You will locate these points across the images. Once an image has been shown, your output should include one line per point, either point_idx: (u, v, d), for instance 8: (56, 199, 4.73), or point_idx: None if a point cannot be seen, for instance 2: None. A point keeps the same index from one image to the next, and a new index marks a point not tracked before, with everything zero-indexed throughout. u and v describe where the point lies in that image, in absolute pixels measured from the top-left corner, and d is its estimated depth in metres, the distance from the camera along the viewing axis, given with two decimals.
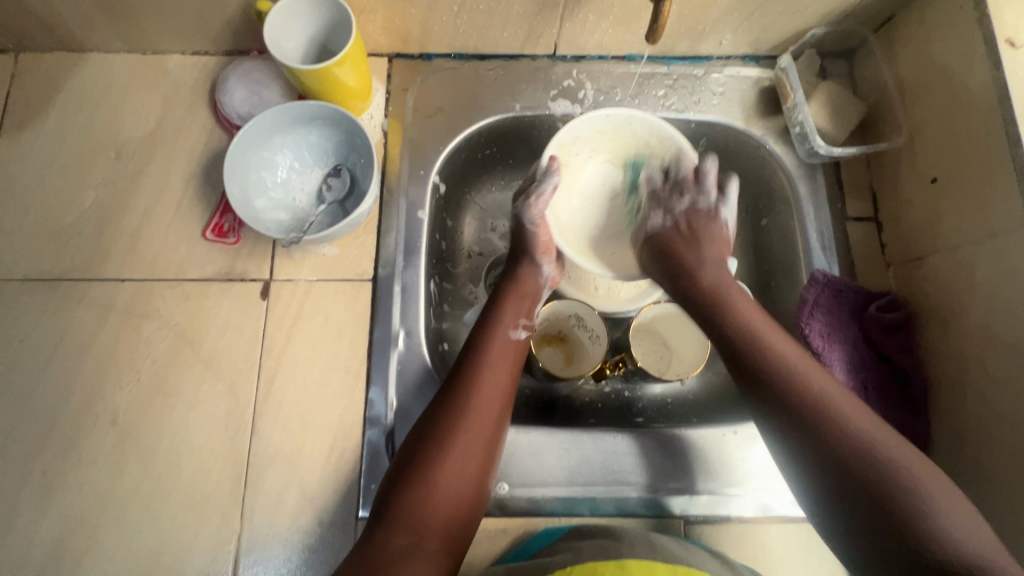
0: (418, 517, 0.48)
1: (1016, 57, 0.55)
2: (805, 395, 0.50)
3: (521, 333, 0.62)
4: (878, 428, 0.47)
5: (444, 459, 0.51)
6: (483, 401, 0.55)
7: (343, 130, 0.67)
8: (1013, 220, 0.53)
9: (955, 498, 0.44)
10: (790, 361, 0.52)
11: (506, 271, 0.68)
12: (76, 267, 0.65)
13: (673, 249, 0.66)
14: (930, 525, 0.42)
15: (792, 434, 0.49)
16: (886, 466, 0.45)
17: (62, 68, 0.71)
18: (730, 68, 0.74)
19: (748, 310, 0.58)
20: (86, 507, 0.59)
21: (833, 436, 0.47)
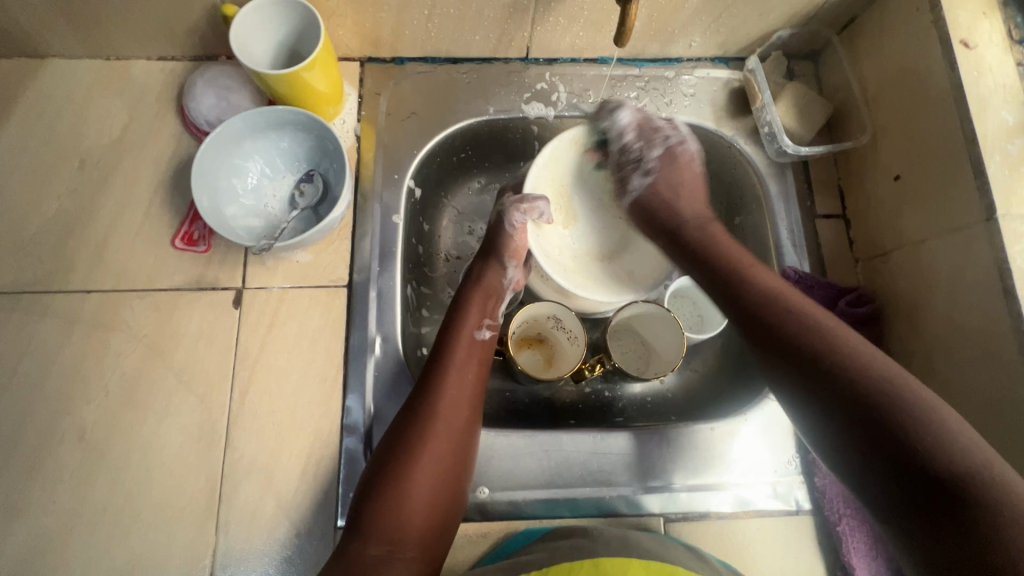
0: (392, 527, 0.49)
1: (970, 57, 0.56)
2: (804, 320, 0.52)
3: (486, 333, 0.62)
4: (868, 351, 0.48)
5: (414, 467, 0.52)
6: (449, 406, 0.55)
7: (315, 135, 0.66)
8: (971, 215, 0.55)
9: (951, 414, 0.44)
10: (787, 298, 0.54)
11: (471, 271, 0.67)
12: (40, 279, 0.63)
13: (671, 188, 0.69)
14: (935, 439, 0.42)
15: (789, 360, 0.51)
16: (887, 383, 0.46)
17: (22, 74, 0.69)
18: (700, 70, 0.75)
19: (758, 267, 0.58)
20: (53, 527, 0.57)
21: (833, 360, 0.48)
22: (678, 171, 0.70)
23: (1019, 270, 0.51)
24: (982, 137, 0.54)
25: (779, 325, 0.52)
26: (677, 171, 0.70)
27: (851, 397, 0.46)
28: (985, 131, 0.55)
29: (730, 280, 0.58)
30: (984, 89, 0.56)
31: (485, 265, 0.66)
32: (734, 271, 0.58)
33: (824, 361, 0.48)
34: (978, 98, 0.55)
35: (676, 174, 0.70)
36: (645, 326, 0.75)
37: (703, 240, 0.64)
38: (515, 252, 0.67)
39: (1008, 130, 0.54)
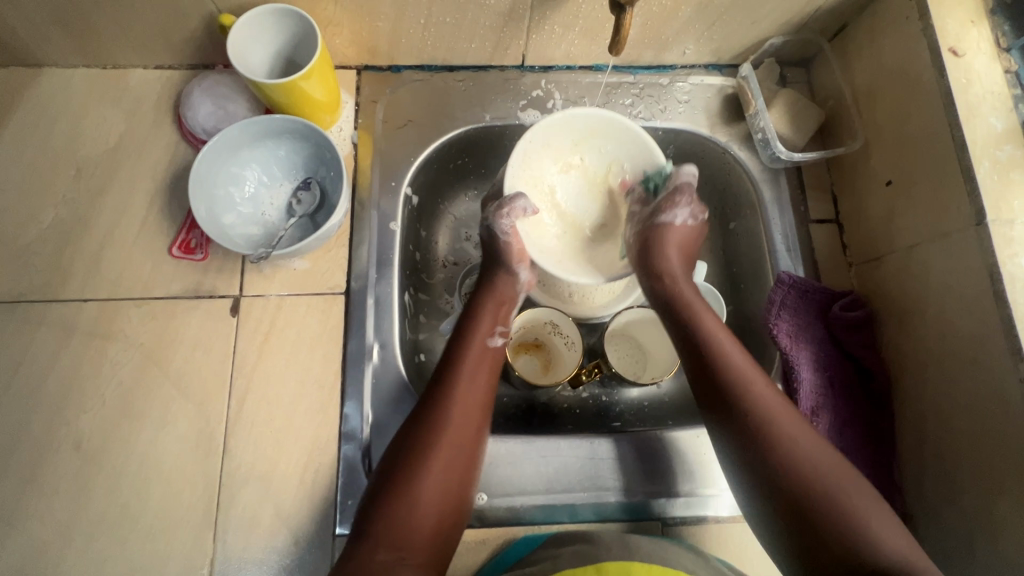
0: (402, 529, 0.49)
1: (959, 65, 0.57)
2: (770, 440, 0.52)
3: (497, 340, 0.62)
4: (822, 450, 0.51)
5: (426, 468, 0.51)
6: (460, 410, 0.55)
7: (313, 143, 0.66)
8: (962, 220, 0.56)
9: (886, 516, 0.48)
10: (757, 394, 0.54)
11: (483, 277, 0.68)
12: (36, 288, 0.63)
13: (660, 252, 0.66)
14: (869, 540, 0.47)
15: (742, 443, 0.53)
16: (836, 494, 0.49)
17: (19, 83, 0.69)
18: (694, 77, 0.76)
19: (715, 325, 0.60)
20: (48, 537, 0.57)
21: (778, 459, 0.51)
22: (660, 241, 0.66)
23: (1010, 274, 0.52)
24: (971, 143, 0.55)
25: (746, 436, 0.53)
26: (671, 237, 0.67)
27: (806, 511, 0.49)
28: (974, 137, 0.55)
29: (708, 366, 0.57)
30: (972, 96, 0.56)
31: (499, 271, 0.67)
32: (708, 352, 0.57)
33: (777, 455, 0.51)
34: (967, 105, 0.56)
35: (668, 237, 0.66)
36: (641, 329, 0.76)
37: (679, 303, 0.62)
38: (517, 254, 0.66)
39: (997, 137, 0.55)
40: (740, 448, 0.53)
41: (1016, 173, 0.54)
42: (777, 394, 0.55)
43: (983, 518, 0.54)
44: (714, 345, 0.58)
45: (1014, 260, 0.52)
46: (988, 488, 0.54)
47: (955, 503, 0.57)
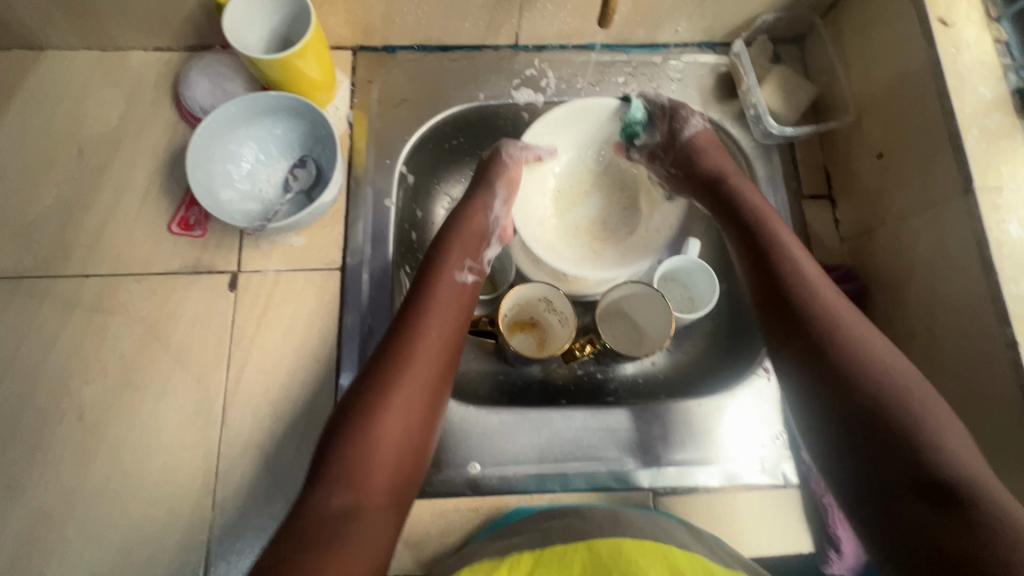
0: (360, 473, 0.49)
1: (948, 34, 0.57)
2: (843, 344, 0.51)
3: (467, 275, 0.63)
4: (890, 351, 0.50)
5: (383, 409, 0.51)
6: (423, 347, 0.55)
7: (308, 121, 0.67)
8: (950, 189, 0.56)
9: (958, 434, 0.46)
10: (838, 310, 0.53)
11: (456, 212, 0.68)
12: (39, 264, 0.65)
13: (708, 165, 0.69)
14: (936, 449, 0.45)
15: (813, 363, 0.51)
16: (919, 417, 0.46)
17: (21, 66, 0.70)
18: (687, 55, 0.76)
19: (792, 241, 0.59)
20: (53, 504, 0.59)
21: (841, 361, 0.50)
22: (709, 152, 0.70)
23: (996, 240, 0.52)
24: (960, 111, 0.55)
25: (818, 343, 0.51)
26: (712, 147, 0.70)
27: (868, 409, 0.47)
28: (963, 105, 0.55)
29: (783, 286, 0.56)
30: (962, 65, 0.56)
31: (473, 206, 0.68)
32: (776, 262, 0.57)
33: (853, 366, 0.49)
34: (956, 73, 0.56)
35: (704, 144, 0.70)
36: (636, 307, 0.74)
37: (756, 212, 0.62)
38: (507, 185, 0.70)
39: (985, 105, 0.55)
40: (809, 350, 0.52)
41: (1004, 141, 0.54)
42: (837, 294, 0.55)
43: None
44: (781, 250, 0.58)
45: (1001, 226, 0.52)
46: None
47: None
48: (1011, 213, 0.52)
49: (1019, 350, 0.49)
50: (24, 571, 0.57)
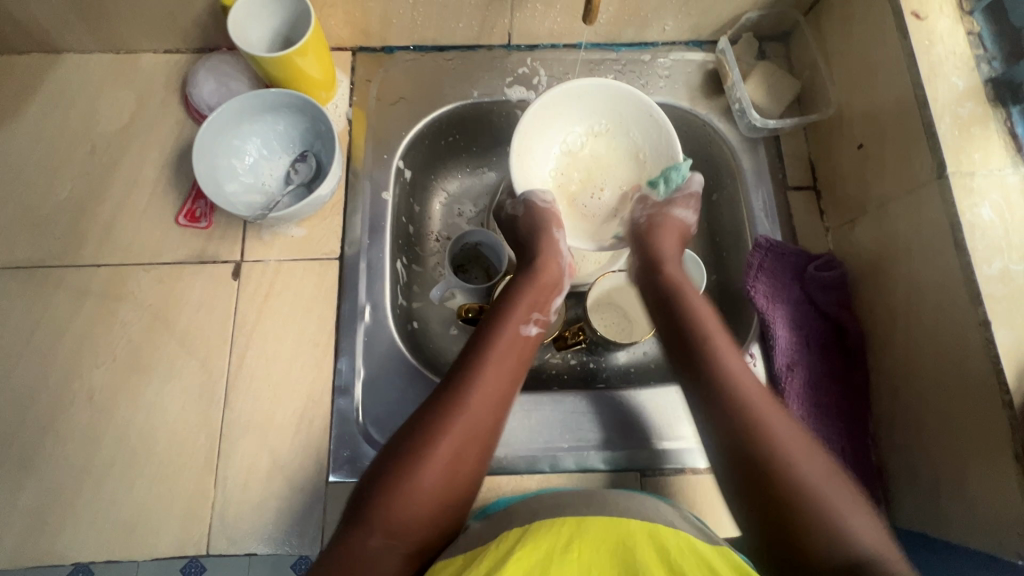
0: (395, 522, 0.47)
1: (922, 28, 0.60)
2: (757, 434, 0.51)
3: (532, 329, 0.61)
4: (793, 434, 0.51)
5: (431, 456, 0.50)
6: (479, 398, 0.54)
7: (309, 117, 0.70)
8: (925, 175, 0.58)
9: (861, 510, 0.48)
10: (736, 378, 0.54)
11: (525, 261, 0.67)
12: (53, 254, 0.68)
13: (654, 245, 0.67)
14: (843, 535, 0.45)
15: (716, 419, 0.53)
16: (811, 490, 0.48)
17: (39, 68, 0.74)
18: (675, 53, 0.79)
19: (700, 305, 0.61)
20: (63, 482, 0.61)
21: (748, 437, 0.51)
22: (664, 230, 0.67)
23: (969, 223, 0.53)
24: (933, 101, 0.57)
25: (733, 428, 0.52)
26: (672, 229, 0.68)
27: (773, 502, 0.48)
28: (936, 95, 0.57)
29: (699, 363, 0.56)
30: (935, 56, 0.58)
31: (546, 254, 0.66)
32: (704, 349, 0.57)
33: (773, 456, 0.49)
34: (929, 65, 0.58)
35: (671, 225, 0.68)
36: (626, 295, 0.77)
37: (677, 289, 0.63)
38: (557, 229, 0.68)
39: (959, 95, 0.57)
40: (729, 440, 0.51)
41: (976, 129, 0.56)
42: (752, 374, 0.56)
43: (948, 464, 0.56)
44: (711, 343, 0.57)
45: (973, 210, 0.54)
46: (952, 435, 0.55)
47: (923, 452, 0.58)
48: (983, 197, 0.54)
49: (990, 329, 0.51)
50: (35, 545, 0.59)
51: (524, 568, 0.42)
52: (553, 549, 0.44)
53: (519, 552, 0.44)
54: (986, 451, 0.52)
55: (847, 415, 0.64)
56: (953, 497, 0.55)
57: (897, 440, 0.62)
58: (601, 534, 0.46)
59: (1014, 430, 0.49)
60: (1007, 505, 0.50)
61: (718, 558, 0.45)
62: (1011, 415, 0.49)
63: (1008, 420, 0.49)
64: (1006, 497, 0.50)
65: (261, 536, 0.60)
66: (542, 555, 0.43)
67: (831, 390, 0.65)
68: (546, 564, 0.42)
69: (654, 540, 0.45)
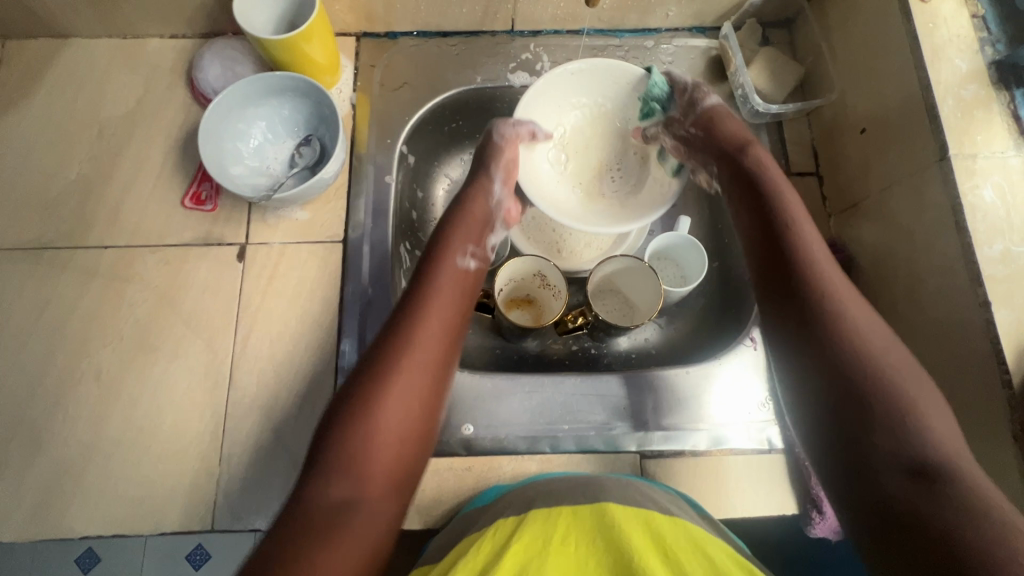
0: (354, 468, 0.46)
1: (925, 10, 0.59)
2: (839, 335, 0.49)
3: (470, 262, 0.61)
4: (884, 340, 0.49)
5: (381, 400, 0.49)
6: (425, 334, 0.53)
7: (313, 101, 0.71)
8: (927, 158, 0.58)
9: (941, 410, 0.45)
10: (823, 270, 0.52)
11: (459, 195, 0.67)
12: (61, 236, 0.69)
13: (724, 137, 0.66)
14: (917, 432, 0.44)
15: (804, 321, 0.51)
16: (891, 387, 0.46)
17: (47, 53, 0.75)
18: (678, 39, 0.79)
19: (790, 194, 0.59)
20: (71, 459, 0.62)
21: (839, 335, 0.49)
22: (723, 119, 0.67)
23: (970, 204, 0.53)
24: (936, 82, 0.57)
25: (813, 330, 0.50)
26: (727, 117, 0.68)
27: (846, 395, 0.47)
28: (939, 77, 0.57)
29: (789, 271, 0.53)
30: (938, 38, 0.58)
31: (475, 191, 0.66)
32: (789, 236, 0.55)
33: (850, 357, 0.48)
34: (932, 47, 0.58)
35: (722, 115, 0.68)
36: (626, 281, 0.76)
37: (767, 182, 0.60)
38: (506, 171, 0.68)
39: (961, 77, 0.57)
40: (806, 340, 0.50)
41: (979, 111, 0.56)
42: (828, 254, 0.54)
43: None
44: (791, 225, 0.56)
45: (975, 192, 0.54)
46: (952, 416, 0.55)
47: None
48: (984, 179, 0.54)
49: (990, 310, 0.51)
50: (44, 519, 0.61)
51: (520, 560, 0.42)
52: (549, 542, 0.44)
53: (516, 544, 0.44)
54: (985, 431, 0.52)
55: None
56: None
57: None
58: (598, 523, 0.46)
59: (1012, 410, 0.49)
60: (1006, 484, 0.50)
61: (711, 541, 0.45)
62: (1010, 395, 0.49)
63: (1007, 400, 0.50)
64: (1004, 477, 0.50)
65: (265, 513, 0.61)
66: (538, 548, 0.43)
67: None
68: (541, 557, 0.43)
69: (651, 530, 0.45)
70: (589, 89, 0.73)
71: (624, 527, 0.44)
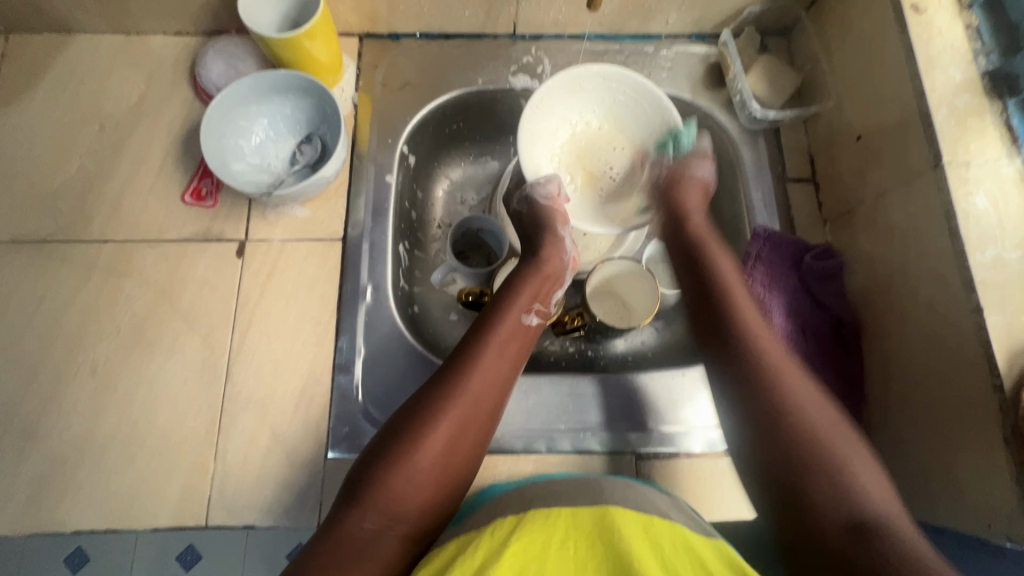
0: (391, 501, 0.48)
1: (921, 20, 0.60)
2: (773, 390, 0.51)
3: (532, 319, 0.62)
4: (821, 408, 0.50)
5: (428, 438, 0.51)
6: (480, 380, 0.54)
7: (315, 99, 0.71)
8: (921, 165, 0.58)
9: (871, 465, 0.48)
10: (762, 341, 0.55)
11: (530, 250, 0.68)
12: (60, 230, 0.69)
13: (680, 199, 0.68)
14: (851, 494, 0.46)
15: (733, 369, 0.54)
16: (824, 445, 0.48)
17: (50, 48, 0.75)
18: (678, 46, 0.80)
19: (722, 256, 0.64)
20: (65, 452, 0.62)
21: (770, 394, 0.51)
22: (687, 185, 0.69)
23: (964, 211, 0.54)
24: (931, 91, 0.58)
25: (756, 391, 0.52)
26: (696, 186, 0.69)
27: (790, 449, 0.49)
28: (934, 86, 0.58)
29: (720, 315, 0.58)
30: (933, 48, 0.59)
31: (549, 248, 0.67)
32: (726, 309, 0.58)
33: (772, 409, 0.51)
34: (927, 57, 0.59)
35: (692, 183, 0.70)
36: (626, 285, 0.77)
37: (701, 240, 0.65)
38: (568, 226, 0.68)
39: (956, 86, 0.58)
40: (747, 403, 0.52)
41: (973, 120, 0.57)
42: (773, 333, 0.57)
43: (939, 450, 0.56)
44: (727, 297, 0.59)
45: (968, 199, 0.55)
46: (944, 420, 0.56)
47: (915, 438, 0.59)
48: (978, 186, 0.55)
49: (983, 315, 0.52)
50: (37, 513, 0.60)
51: (519, 561, 0.43)
52: (549, 543, 0.44)
53: (516, 543, 0.44)
54: (977, 435, 0.52)
55: (841, 404, 0.64)
56: (944, 482, 0.56)
57: (891, 428, 0.62)
58: (598, 523, 0.46)
59: (1004, 414, 0.50)
60: (998, 488, 0.51)
61: (708, 548, 0.45)
62: (1001, 399, 0.50)
63: (999, 405, 0.50)
64: (996, 480, 0.51)
65: (259, 510, 0.61)
66: (536, 550, 0.43)
67: (827, 379, 0.65)
68: (542, 560, 0.43)
69: (650, 535, 0.45)
70: (560, 110, 0.72)
71: (625, 530, 0.45)
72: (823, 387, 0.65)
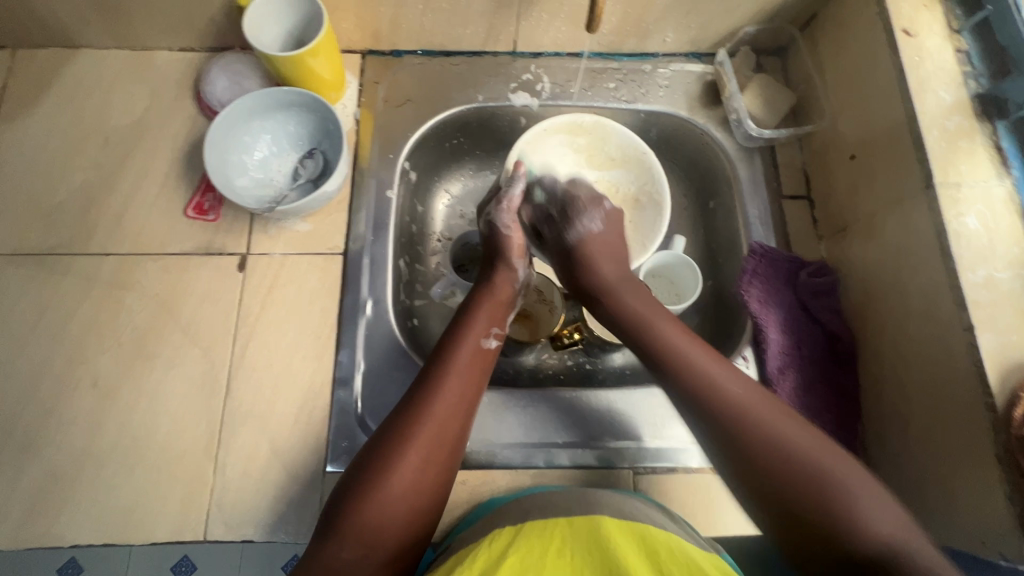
0: (367, 532, 0.48)
1: (912, 43, 0.62)
2: (767, 445, 0.50)
3: (491, 342, 0.62)
4: (800, 431, 0.50)
5: (395, 470, 0.50)
6: (442, 410, 0.54)
7: (319, 116, 0.72)
8: (914, 185, 0.59)
9: (871, 484, 0.48)
10: (731, 396, 0.53)
11: (483, 278, 0.68)
12: (63, 243, 0.70)
13: (592, 274, 0.66)
14: (856, 527, 0.45)
15: (725, 446, 0.51)
16: (841, 494, 0.47)
17: (56, 62, 0.76)
18: (675, 64, 0.81)
19: (668, 326, 0.59)
20: (65, 465, 0.62)
21: (761, 460, 0.49)
22: (597, 255, 0.67)
23: (954, 231, 0.55)
24: (922, 113, 0.59)
25: (733, 433, 0.51)
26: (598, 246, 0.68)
27: (784, 502, 0.48)
28: (925, 108, 0.59)
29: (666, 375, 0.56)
30: (924, 72, 0.61)
31: (500, 276, 0.67)
32: (673, 367, 0.56)
33: (779, 462, 0.49)
34: (919, 79, 0.61)
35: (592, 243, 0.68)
36: None
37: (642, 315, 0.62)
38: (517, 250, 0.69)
39: (946, 108, 0.59)
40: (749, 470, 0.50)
41: (964, 142, 0.58)
42: (741, 379, 0.54)
43: (931, 466, 0.57)
44: (675, 357, 0.56)
45: (959, 219, 0.56)
46: (940, 439, 0.56)
47: (909, 454, 0.60)
48: (969, 207, 0.56)
49: (975, 334, 0.52)
50: (35, 526, 0.60)
51: (516, 568, 0.43)
52: (546, 551, 0.45)
53: (514, 554, 0.45)
54: (969, 453, 0.53)
55: (836, 421, 0.65)
56: (939, 499, 0.56)
57: (886, 446, 0.62)
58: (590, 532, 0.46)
59: (996, 432, 0.50)
60: (988, 503, 0.51)
61: (706, 562, 0.46)
62: (993, 416, 0.51)
63: (991, 423, 0.51)
64: (987, 498, 0.51)
65: (256, 524, 0.61)
66: (534, 559, 0.44)
67: (822, 395, 0.66)
68: (540, 564, 0.44)
69: (646, 543, 0.46)
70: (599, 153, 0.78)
71: (618, 538, 0.45)
72: (818, 403, 0.65)
